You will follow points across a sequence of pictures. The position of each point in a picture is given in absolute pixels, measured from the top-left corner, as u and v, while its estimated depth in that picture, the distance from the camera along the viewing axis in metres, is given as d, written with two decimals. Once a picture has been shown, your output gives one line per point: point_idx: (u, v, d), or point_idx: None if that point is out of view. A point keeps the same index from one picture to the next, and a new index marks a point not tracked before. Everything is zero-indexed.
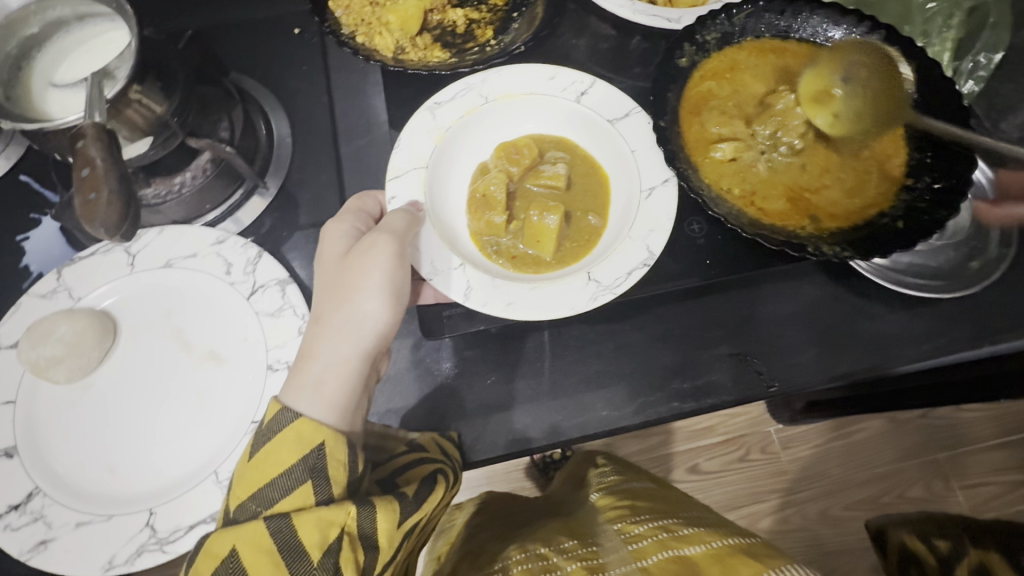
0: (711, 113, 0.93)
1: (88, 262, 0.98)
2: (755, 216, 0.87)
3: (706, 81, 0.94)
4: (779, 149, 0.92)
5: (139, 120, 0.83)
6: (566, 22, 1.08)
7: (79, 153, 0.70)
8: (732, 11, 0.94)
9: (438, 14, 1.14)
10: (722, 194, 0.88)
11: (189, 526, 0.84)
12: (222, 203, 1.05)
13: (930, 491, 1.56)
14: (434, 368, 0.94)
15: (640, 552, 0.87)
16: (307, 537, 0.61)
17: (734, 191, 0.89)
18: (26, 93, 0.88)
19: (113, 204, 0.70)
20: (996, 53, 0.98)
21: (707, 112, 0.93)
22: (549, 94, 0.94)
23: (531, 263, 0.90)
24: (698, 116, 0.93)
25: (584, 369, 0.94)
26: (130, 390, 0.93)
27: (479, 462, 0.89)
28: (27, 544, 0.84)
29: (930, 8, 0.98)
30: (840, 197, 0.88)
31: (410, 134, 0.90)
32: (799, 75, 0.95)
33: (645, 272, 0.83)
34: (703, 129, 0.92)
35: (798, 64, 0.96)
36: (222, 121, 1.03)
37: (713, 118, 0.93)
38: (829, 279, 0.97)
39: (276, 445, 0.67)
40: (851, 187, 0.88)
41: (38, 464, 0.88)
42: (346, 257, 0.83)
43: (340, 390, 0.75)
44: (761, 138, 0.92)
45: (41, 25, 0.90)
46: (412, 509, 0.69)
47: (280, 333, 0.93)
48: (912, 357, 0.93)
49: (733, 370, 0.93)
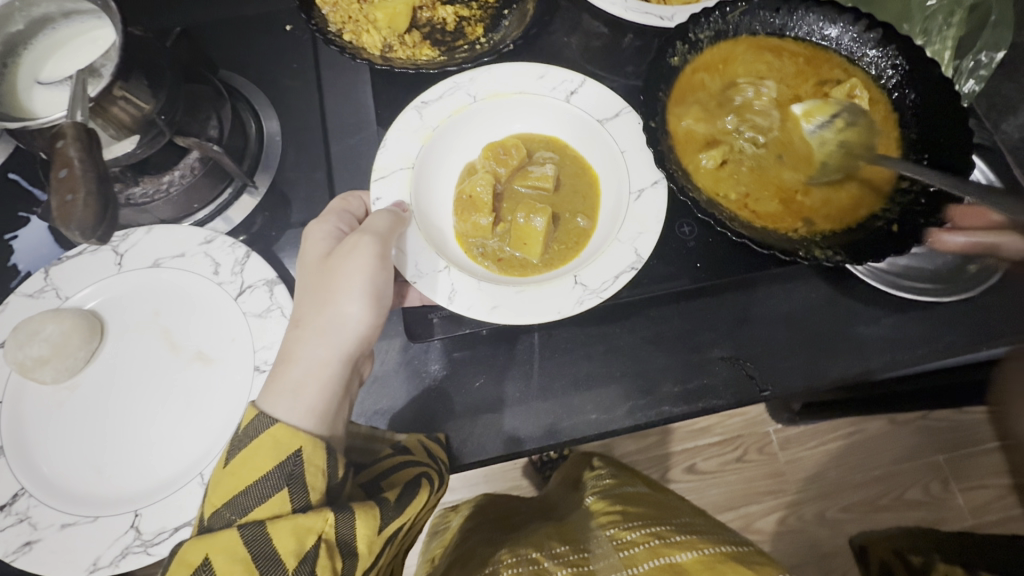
0: (696, 107, 0.92)
1: (76, 261, 0.97)
2: (749, 220, 0.85)
3: (699, 73, 0.93)
4: (749, 141, 0.90)
5: (125, 117, 0.82)
6: (557, 20, 1.07)
7: (58, 154, 0.69)
8: (726, 9, 0.93)
9: (428, 12, 1.12)
10: (718, 200, 0.86)
11: (174, 528, 0.84)
12: (211, 202, 1.04)
13: (928, 493, 1.55)
14: (423, 369, 0.93)
15: (630, 559, 0.86)
16: (283, 545, 0.60)
17: (729, 196, 0.87)
18: (11, 91, 0.88)
19: (90, 206, 0.69)
20: (998, 51, 0.96)
21: (693, 106, 0.92)
22: (539, 93, 0.93)
23: (518, 265, 0.89)
24: (685, 111, 0.91)
25: (574, 372, 0.93)
26: (116, 390, 0.92)
27: (467, 465, 0.89)
28: (12, 545, 0.83)
29: (929, 6, 0.96)
30: (831, 194, 0.87)
31: (397, 133, 0.89)
32: (777, 72, 0.95)
33: (633, 275, 0.82)
34: (691, 123, 0.90)
35: (788, 59, 0.95)
36: (210, 119, 1.01)
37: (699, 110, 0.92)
38: (825, 283, 0.95)
39: (254, 450, 0.66)
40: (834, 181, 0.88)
41: (24, 464, 0.87)
42: (328, 258, 0.82)
43: (321, 394, 0.74)
44: (736, 131, 0.91)
45: (26, 22, 0.89)
46: (394, 514, 0.68)
47: (266, 334, 0.93)
48: (906, 362, 0.92)
49: (726, 374, 0.92)
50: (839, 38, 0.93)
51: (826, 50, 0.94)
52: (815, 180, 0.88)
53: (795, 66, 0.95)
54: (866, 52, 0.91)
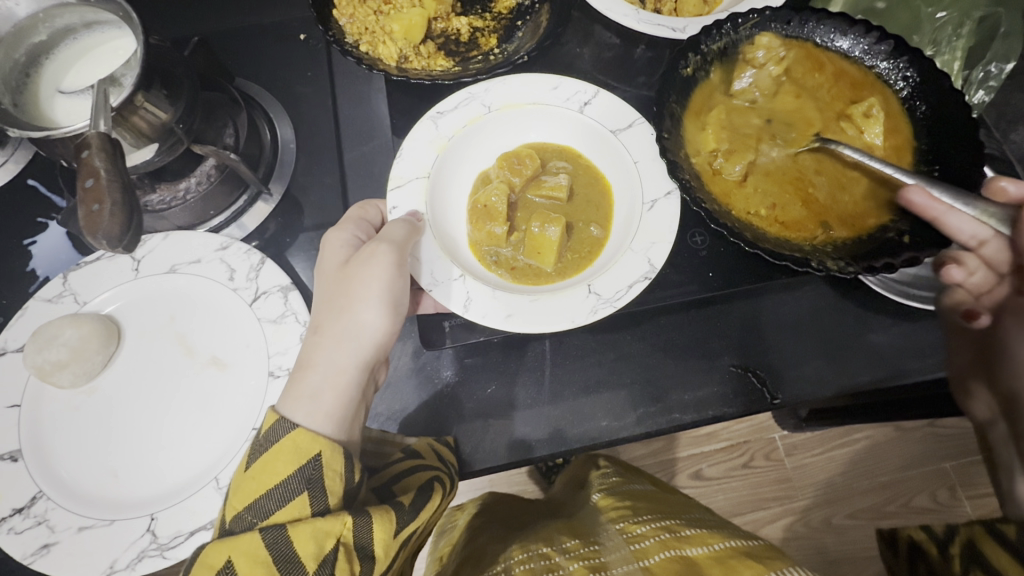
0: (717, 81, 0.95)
1: (93, 268, 0.99)
2: (777, 233, 0.86)
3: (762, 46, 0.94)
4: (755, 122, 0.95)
5: (145, 126, 0.83)
6: (571, 30, 1.08)
7: (84, 164, 0.70)
8: (738, 20, 0.94)
9: (442, 23, 1.14)
10: (750, 219, 0.87)
11: (190, 532, 0.85)
12: (227, 208, 1.05)
13: (936, 500, 1.54)
14: (435, 376, 0.94)
15: (641, 552, 0.86)
16: (303, 549, 0.61)
17: (760, 210, 0.88)
18: (34, 100, 0.90)
19: (116, 215, 0.71)
20: (1009, 62, 0.96)
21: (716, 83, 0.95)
22: (552, 104, 0.94)
23: (532, 274, 0.90)
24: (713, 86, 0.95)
25: (585, 378, 0.94)
26: (134, 394, 0.94)
27: (479, 470, 0.90)
28: (30, 548, 0.84)
29: (939, 17, 0.97)
30: (843, 197, 0.89)
31: (412, 143, 0.90)
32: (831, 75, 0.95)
33: (646, 284, 0.83)
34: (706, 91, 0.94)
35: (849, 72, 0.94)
36: (227, 127, 1.02)
37: (732, 96, 0.96)
38: (834, 292, 0.96)
39: (273, 455, 0.67)
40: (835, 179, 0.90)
41: (42, 468, 0.88)
42: (345, 266, 0.83)
43: (338, 401, 0.75)
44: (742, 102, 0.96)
45: (49, 33, 0.91)
46: (409, 518, 0.69)
47: (282, 340, 0.94)
48: (915, 370, 0.92)
49: (736, 382, 0.93)
50: (849, 49, 0.94)
51: (855, 65, 0.94)
52: (820, 180, 0.90)
53: (832, 82, 0.95)
54: (878, 63, 0.92)
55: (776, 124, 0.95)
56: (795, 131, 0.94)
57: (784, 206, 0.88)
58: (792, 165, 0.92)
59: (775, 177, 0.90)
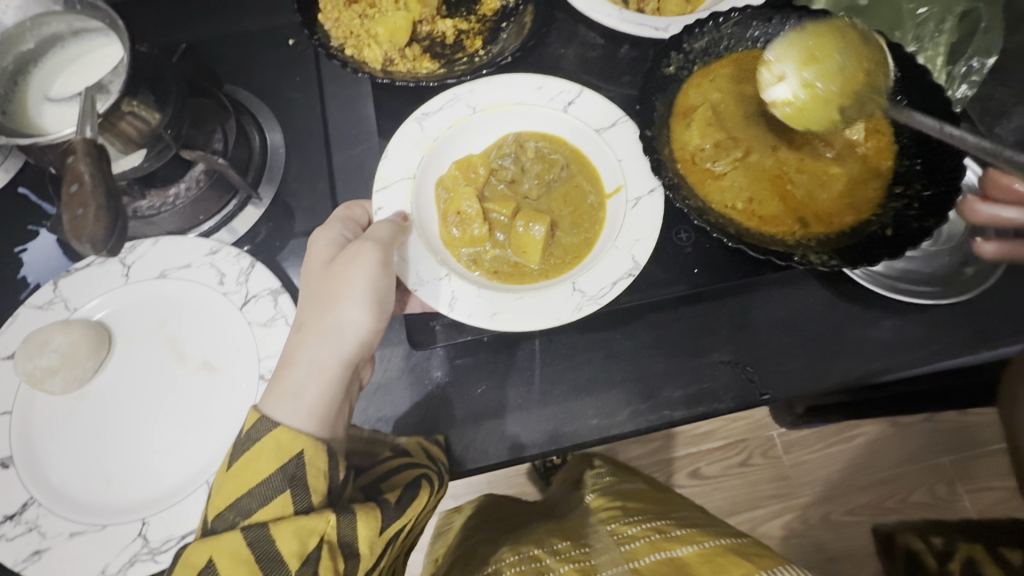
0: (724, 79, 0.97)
1: (84, 274, 0.99)
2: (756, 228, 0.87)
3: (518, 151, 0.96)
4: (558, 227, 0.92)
5: (132, 133, 0.83)
6: (555, 31, 1.09)
7: (70, 169, 0.72)
8: (720, 19, 0.95)
9: (427, 25, 1.15)
10: (724, 212, 0.88)
11: (181, 536, 0.85)
12: (216, 213, 1.06)
13: (933, 495, 1.53)
14: (425, 376, 0.94)
15: (630, 553, 0.87)
16: (285, 546, 0.61)
17: (737, 205, 0.89)
18: (21, 109, 0.90)
19: (100, 219, 0.71)
20: (990, 57, 0.97)
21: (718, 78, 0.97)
22: (536, 104, 0.95)
23: (517, 274, 0.90)
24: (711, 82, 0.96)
25: (575, 378, 0.94)
26: (124, 399, 0.94)
27: (470, 470, 0.90)
28: (22, 554, 0.84)
29: (920, 13, 0.98)
30: (818, 192, 0.90)
31: (398, 143, 0.91)
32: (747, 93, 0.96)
33: (631, 281, 0.84)
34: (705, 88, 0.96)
35: None
36: (216, 133, 1.03)
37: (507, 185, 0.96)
38: (824, 289, 0.96)
39: (255, 453, 0.68)
40: (818, 177, 0.91)
41: (34, 474, 0.89)
42: (330, 264, 0.84)
43: (321, 397, 0.75)
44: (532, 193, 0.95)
45: (36, 41, 0.92)
46: (395, 515, 0.69)
47: (270, 343, 0.94)
48: (905, 364, 0.92)
49: (726, 379, 0.93)
50: None
51: None
52: (799, 175, 0.91)
53: None
54: None
55: (561, 222, 0.93)
56: (573, 219, 0.93)
57: (762, 201, 0.90)
58: (774, 162, 0.93)
59: (755, 174, 0.92)
